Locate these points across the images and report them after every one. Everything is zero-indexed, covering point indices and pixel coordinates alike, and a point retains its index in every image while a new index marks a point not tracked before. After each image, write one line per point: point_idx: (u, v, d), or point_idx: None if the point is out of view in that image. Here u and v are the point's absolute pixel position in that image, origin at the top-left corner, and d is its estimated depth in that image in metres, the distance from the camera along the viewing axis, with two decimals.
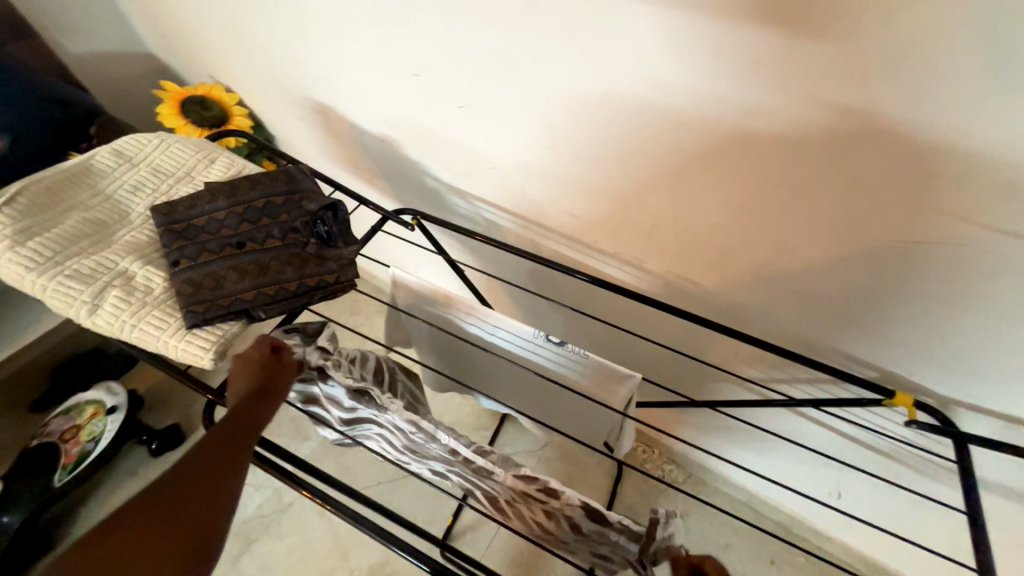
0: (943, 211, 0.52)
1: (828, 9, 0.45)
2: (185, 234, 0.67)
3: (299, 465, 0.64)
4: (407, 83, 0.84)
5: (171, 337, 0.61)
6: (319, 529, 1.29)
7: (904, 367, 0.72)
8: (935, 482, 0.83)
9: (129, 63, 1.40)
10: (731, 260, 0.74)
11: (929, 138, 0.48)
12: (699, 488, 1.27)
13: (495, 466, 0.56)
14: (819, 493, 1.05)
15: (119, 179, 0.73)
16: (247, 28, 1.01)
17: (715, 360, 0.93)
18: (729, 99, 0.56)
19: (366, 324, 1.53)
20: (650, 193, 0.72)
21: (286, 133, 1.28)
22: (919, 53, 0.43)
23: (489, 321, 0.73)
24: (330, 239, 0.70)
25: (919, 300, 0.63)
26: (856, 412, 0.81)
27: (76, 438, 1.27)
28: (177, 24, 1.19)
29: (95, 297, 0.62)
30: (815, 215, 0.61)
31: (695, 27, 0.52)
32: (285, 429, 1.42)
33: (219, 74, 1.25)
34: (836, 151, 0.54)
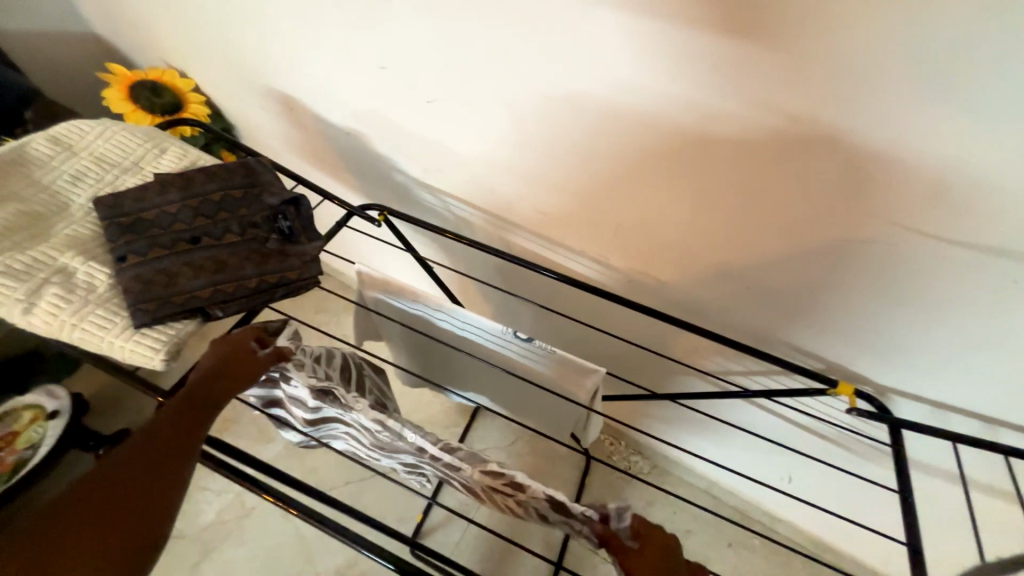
0: (880, 213, 0.56)
1: (778, 19, 0.47)
2: (133, 228, 0.64)
3: (261, 468, 0.62)
4: (373, 76, 0.82)
5: (117, 338, 0.58)
6: (284, 532, 1.26)
7: (847, 358, 0.77)
8: (874, 464, 0.90)
9: (69, 42, 1.30)
10: (691, 257, 0.77)
11: (867, 145, 0.51)
12: (663, 478, 1.32)
13: (463, 463, 0.56)
14: (772, 479, 1.11)
15: (57, 169, 0.68)
16: (201, 11, 0.96)
17: (677, 354, 0.96)
18: (688, 102, 0.58)
19: (332, 321, 1.49)
20: (615, 192, 0.74)
21: (246, 123, 1.23)
22: (860, 65, 0.46)
23: (458, 318, 0.73)
24: (292, 235, 0.68)
25: (859, 296, 0.68)
26: (805, 402, 0.87)
27: (12, 446, 1.20)
28: (124, 3, 1.11)
29: (30, 295, 0.58)
30: (768, 215, 0.64)
31: (657, 31, 0.53)
32: (247, 431, 1.37)
33: (171, 59, 1.18)
34: (787, 155, 0.56)
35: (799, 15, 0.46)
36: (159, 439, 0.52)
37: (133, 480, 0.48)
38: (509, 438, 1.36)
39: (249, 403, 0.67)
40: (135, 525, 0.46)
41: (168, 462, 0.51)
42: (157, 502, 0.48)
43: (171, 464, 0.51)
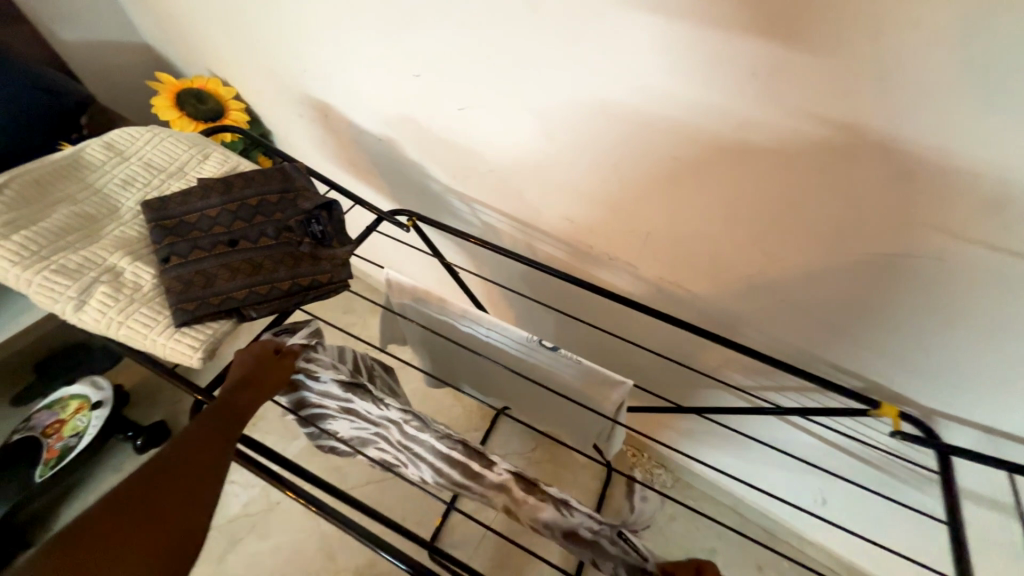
0: (931, 226, 0.53)
1: (822, 25, 0.45)
2: (177, 230, 0.66)
3: (286, 465, 0.64)
4: (408, 85, 0.84)
5: (159, 336, 0.60)
6: (306, 528, 1.28)
7: (889, 378, 0.74)
8: (916, 491, 0.85)
9: (126, 54, 1.39)
10: (723, 268, 0.75)
11: (915, 154, 0.49)
12: (687, 493, 1.28)
13: (493, 459, 0.58)
14: (804, 500, 1.06)
15: (109, 173, 0.72)
16: (246, 25, 1.01)
17: (705, 367, 0.94)
18: (724, 109, 0.56)
19: (358, 323, 1.52)
20: (645, 201, 0.73)
21: (283, 131, 1.27)
22: (911, 71, 0.44)
23: (482, 325, 0.73)
24: (324, 239, 0.70)
25: (905, 312, 0.64)
26: (843, 422, 0.82)
27: (59, 433, 1.25)
28: (176, 17, 1.18)
29: (82, 293, 0.61)
30: (807, 226, 0.62)
31: (693, 38, 0.52)
32: (274, 427, 1.41)
33: (217, 68, 1.24)
34: (828, 165, 0.54)
35: (847, 17, 0.44)
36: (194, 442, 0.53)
37: (175, 479, 0.50)
38: (529, 445, 1.35)
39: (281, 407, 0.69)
40: (176, 524, 0.47)
41: (205, 462, 0.52)
42: (198, 501, 0.49)
43: (209, 464, 0.52)
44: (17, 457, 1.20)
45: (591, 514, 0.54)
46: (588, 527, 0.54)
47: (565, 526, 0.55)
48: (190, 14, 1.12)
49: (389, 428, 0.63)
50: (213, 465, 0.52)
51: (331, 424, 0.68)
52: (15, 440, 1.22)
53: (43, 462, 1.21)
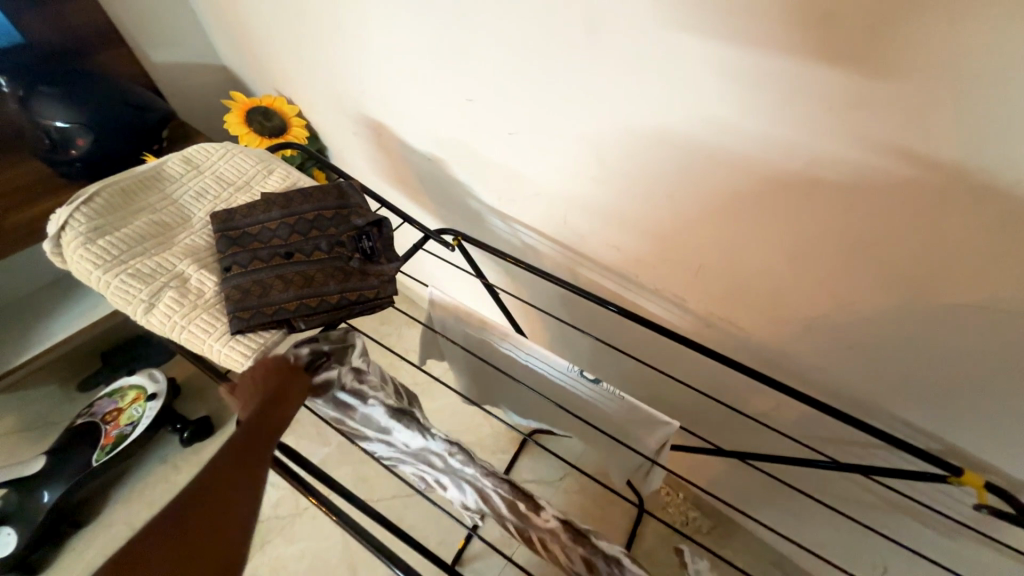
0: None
1: (908, 59, 0.43)
2: (240, 241, 0.70)
3: (314, 474, 0.64)
4: (462, 108, 0.86)
5: (216, 341, 0.63)
6: (331, 537, 1.29)
7: (970, 441, 0.66)
8: (998, 572, 0.75)
9: (206, 74, 1.51)
10: (779, 304, 0.70)
11: (1014, 200, 0.44)
12: (725, 542, 1.20)
13: (541, 503, 0.56)
14: (860, 566, 0.97)
15: (185, 185, 0.78)
16: (315, 49, 1.08)
17: (753, 409, 0.88)
18: (791, 143, 0.54)
19: (395, 335, 1.55)
20: (697, 233, 0.70)
21: (339, 147, 1.34)
22: (1012, 110, 0.40)
23: (522, 350, 0.72)
24: (373, 255, 0.72)
25: (993, 371, 0.58)
26: (913, 485, 0.74)
27: (116, 420, 1.33)
28: (253, 41, 1.27)
29: (152, 297, 0.65)
30: (878, 270, 0.57)
31: (761, 70, 0.51)
32: (308, 431, 1.44)
33: (284, 88, 1.33)
34: (906, 205, 0.50)
35: (941, 49, 0.41)
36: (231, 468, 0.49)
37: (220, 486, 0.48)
38: (557, 473, 1.31)
39: (323, 426, 0.70)
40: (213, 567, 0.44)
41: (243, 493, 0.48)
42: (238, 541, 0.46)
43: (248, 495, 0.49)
44: (78, 439, 1.29)
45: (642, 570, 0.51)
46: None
47: None
48: (266, 38, 1.21)
49: (430, 457, 0.63)
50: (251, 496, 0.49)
51: (373, 444, 0.68)
52: (80, 423, 1.31)
53: (100, 446, 1.28)
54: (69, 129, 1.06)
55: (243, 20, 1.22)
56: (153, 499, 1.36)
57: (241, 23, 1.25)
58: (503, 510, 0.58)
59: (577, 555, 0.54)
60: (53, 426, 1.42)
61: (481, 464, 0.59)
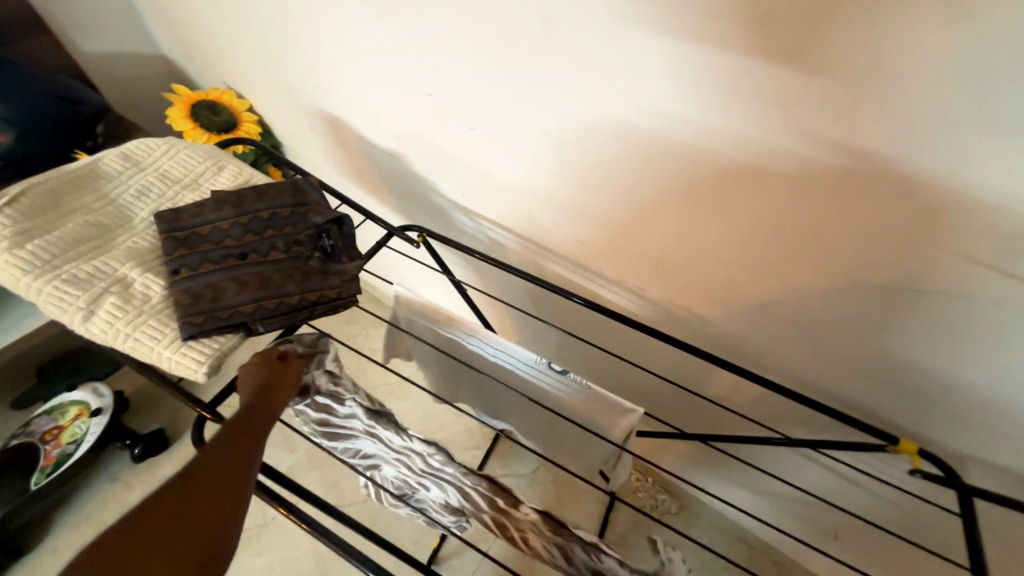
0: (951, 258, 0.52)
1: (842, 57, 0.45)
2: (188, 242, 0.66)
3: (280, 483, 0.62)
4: (421, 102, 0.85)
5: (165, 349, 0.59)
6: (301, 545, 1.26)
7: (906, 413, 0.72)
8: (932, 530, 0.82)
9: (145, 66, 1.41)
10: (734, 292, 0.74)
11: (938, 189, 0.48)
12: (692, 521, 1.25)
13: (520, 498, 0.55)
14: (814, 534, 1.04)
15: (124, 184, 0.73)
16: (263, 40, 1.03)
17: (713, 394, 0.92)
18: (741, 136, 0.56)
19: (361, 336, 1.51)
20: (656, 225, 0.72)
21: (295, 143, 1.29)
22: (933, 106, 0.44)
23: (490, 345, 0.72)
24: (334, 253, 0.70)
25: (924, 348, 0.62)
26: (858, 457, 0.80)
27: (57, 439, 1.24)
28: (195, 31, 1.20)
29: (91, 304, 0.61)
30: (821, 257, 0.61)
31: (711, 66, 0.53)
32: (272, 439, 1.39)
33: (232, 81, 1.26)
34: (845, 197, 0.54)
35: (870, 48, 0.44)
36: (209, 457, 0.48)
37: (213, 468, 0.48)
38: (531, 466, 1.32)
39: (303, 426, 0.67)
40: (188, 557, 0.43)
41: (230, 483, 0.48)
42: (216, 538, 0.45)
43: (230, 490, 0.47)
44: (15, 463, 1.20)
45: (622, 562, 0.52)
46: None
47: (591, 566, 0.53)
48: (209, 27, 1.14)
49: (414, 458, 0.61)
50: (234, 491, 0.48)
51: (356, 441, 0.66)
52: (16, 445, 1.22)
53: (39, 469, 1.19)
54: None
55: (184, 7, 1.15)
56: (104, 520, 1.27)
57: (181, 11, 1.17)
58: (485, 508, 0.57)
59: (558, 545, 0.54)
60: None
61: (463, 466, 0.57)
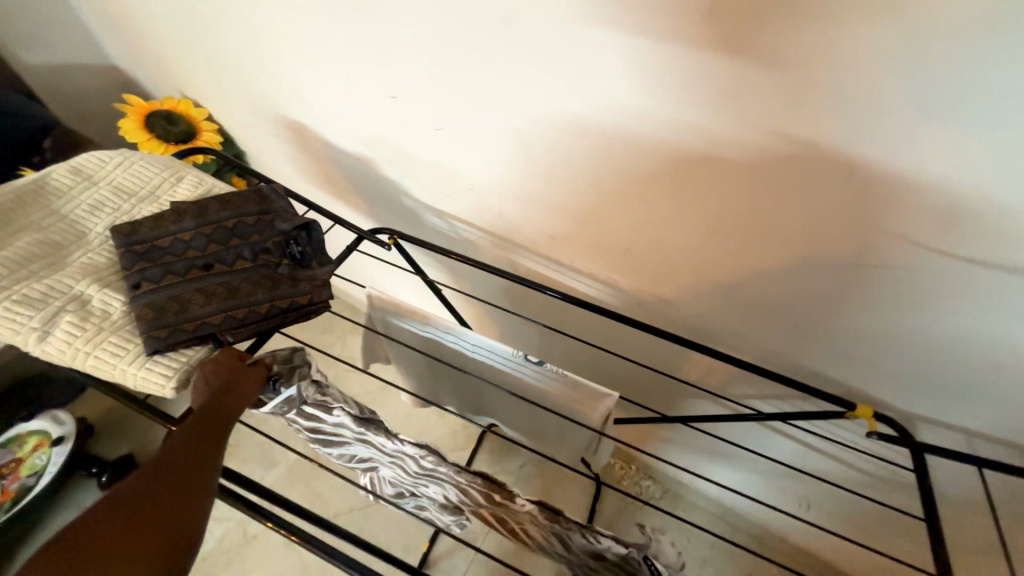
0: (891, 232, 0.56)
1: (779, 47, 0.48)
2: (148, 255, 0.64)
3: (263, 494, 0.61)
4: (384, 104, 0.84)
5: (129, 365, 0.58)
6: (287, 561, 1.23)
7: (863, 381, 0.76)
8: (894, 490, 0.87)
9: (92, 76, 1.36)
10: (699, 277, 0.77)
11: (872, 169, 0.52)
12: (676, 504, 1.28)
13: (515, 491, 0.55)
14: (789, 505, 1.08)
15: (76, 199, 0.70)
16: (218, 46, 1.00)
17: (687, 376, 0.95)
18: (694, 126, 0.59)
19: (338, 344, 1.49)
20: (621, 214, 0.74)
21: (258, 151, 1.26)
22: (866, 90, 0.47)
23: (469, 340, 0.72)
24: (304, 259, 0.69)
25: (874, 318, 0.67)
26: (823, 425, 0.85)
27: (15, 473, 1.17)
28: (145, 38, 1.16)
29: (46, 324, 0.58)
30: (775, 238, 0.65)
31: (661, 60, 0.55)
32: (251, 455, 1.36)
33: (188, 90, 1.22)
34: (792, 180, 0.57)
35: (804, 39, 0.47)
36: (156, 475, 0.47)
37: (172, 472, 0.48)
38: (517, 462, 1.33)
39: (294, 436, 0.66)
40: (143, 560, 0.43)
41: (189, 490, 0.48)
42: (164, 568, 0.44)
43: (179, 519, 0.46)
44: None
45: (619, 540, 0.53)
46: (618, 553, 0.52)
47: (589, 549, 0.54)
48: (160, 35, 1.10)
49: (405, 462, 0.60)
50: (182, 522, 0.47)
51: (346, 449, 0.65)
52: None
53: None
54: None
55: (131, 14, 1.11)
56: None
57: (129, 18, 1.13)
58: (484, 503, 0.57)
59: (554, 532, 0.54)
60: None
61: (454, 464, 0.56)
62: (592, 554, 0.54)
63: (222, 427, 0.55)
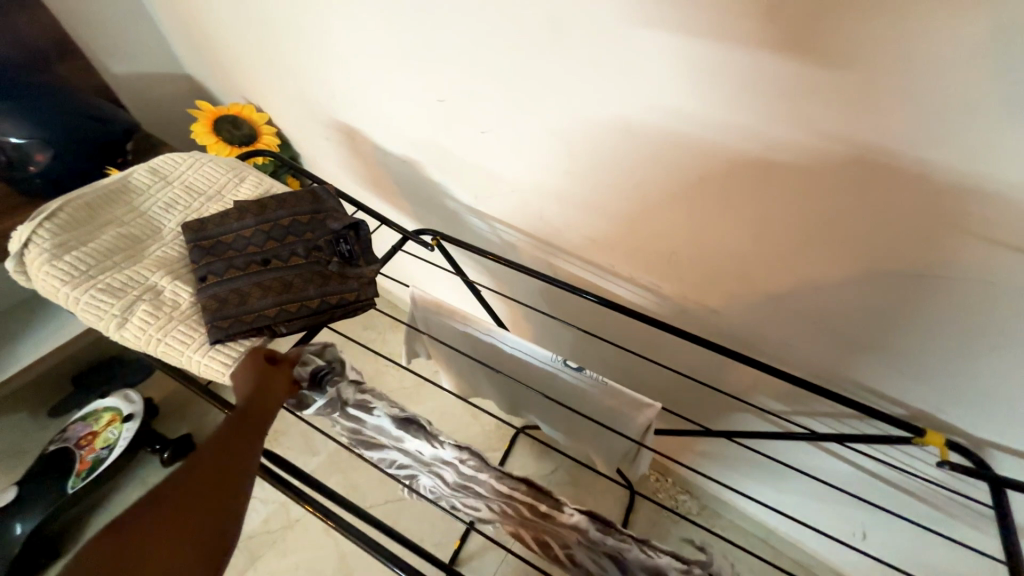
0: (974, 247, 0.51)
1: (847, 47, 0.45)
2: (213, 250, 0.69)
3: (307, 481, 0.63)
4: (432, 109, 0.86)
5: (194, 352, 0.62)
6: (324, 547, 1.28)
7: (931, 405, 0.70)
8: (965, 526, 0.80)
9: (169, 85, 1.47)
10: (751, 287, 0.73)
11: (950, 178, 0.47)
12: (714, 521, 1.23)
13: (563, 501, 0.55)
14: (842, 533, 1.01)
15: (154, 197, 0.76)
16: (280, 55, 1.06)
17: (731, 389, 0.91)
18: (748, 130, 0.56)
19: (379, 340, 1.54)
20: (667, 219, 0.72)
21: (312, 154, 1.32)
22: (948, 91, 0.43)
23: (506, 342, 0.73)
24: (352, 258, 0.72)
25: (948, 337, 0.61)
26: (883, 449, 0.79)
27: (91, 445, 1.26)
28: (215, 49, 1.25)
29: (125, 311, 0.64)
30: (836, 247, 0.60)
31: (716, 61, 0.53)
32: (296, 443, 1.42)
33: (251, 96, 1.31)
34: (857, 187, 0.53)
35: (875, 39, 0.44)
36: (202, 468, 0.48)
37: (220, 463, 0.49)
38: (549, 467, 1.32)
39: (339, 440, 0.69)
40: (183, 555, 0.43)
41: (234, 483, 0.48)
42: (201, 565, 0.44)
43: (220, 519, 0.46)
44: (51, 466, 1.23)
45: (676, 556, 0.52)
46: (678, 570, 0.52)
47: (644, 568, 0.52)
48: (229, 45, 1.18)
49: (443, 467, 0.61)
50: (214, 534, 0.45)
51: (388, 453, 0.66)
52: (51, 450, 1.24)
53: (75, 473, 1.22)
54: (26, 145, 1.03)
55: (205, 27, 1.20)
56: None
57: (203, 30, 1.22)
58: (531, 519, 0.57)
59: (603, 551, 0.54)
60: (22, 456, 1.35)
61: (495, 470, 0.57)
62: (649, 573, 0.52)
63: (266, 418, 0.56)
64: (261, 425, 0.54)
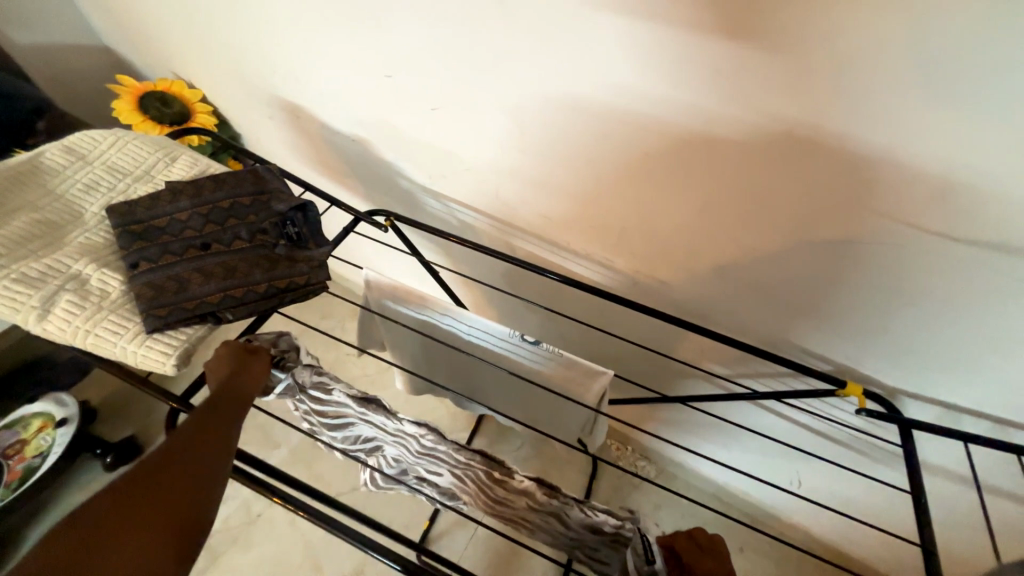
0: (888, 213, 0.56)
1: (776, 25, 0.48)
2: (146, 235, 0.65)
3: (271, 472, 0.62)
4: (382, 84, 0.83)
5: (130, 343, 0.58)
6: (290, 538, 1.26)
7: (854, 360, 0.77)
8: (882, 466, 0.89)
9: (84, 58, 1.33)
10: (698, 259, 0.77)
11: (866, 150, 0.52)
12: (670, 482, 1.31)
13: (513, 469, 0.58)
14: (781, 482, 1.11)
15: (71, 178, 0.70)
16: (210, 24, 0.98)
17: (682, 357, 0.96)
18: (690, 106, 0.58)
19: (338, 328, 1.50)
20: (618, 194, 0.74)
21: (254, 133, 1.24)
22: (863, 69, 0.46)
23: (464, 320, 0.73)
24: (300, 240, 0.69)
25: (867, 297, 0.67)
26: (814, 403, 0.86)
27: (20, 454, 1.19)
28: (135, 17, 1.13)
29: (45, 303, 0.58)
30: (772, 217, 0.64)
31: (657, 37, 0.54)
32: (254, 437, 1.38)
33: (181, 70, 1.20)
34: (788, 160, 0.57)
35: (799, 16, 0.46)
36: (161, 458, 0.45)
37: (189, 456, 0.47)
38: (515, 443, 1.36)
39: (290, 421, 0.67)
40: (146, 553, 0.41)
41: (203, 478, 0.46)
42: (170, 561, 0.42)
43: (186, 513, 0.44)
44: None
45: (613, 513, 0.55)
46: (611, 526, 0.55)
47: (583, 524, 0.56)
48: (150, 13, 1.08)
49: (404, 442, 0.62)
50: (175, 558, 0.42)
51: (344, 433, 0.66)
52: None
53: (4, 484, 1.14)
54: None
55: None
56: None
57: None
58: (485, 485, 0.59)
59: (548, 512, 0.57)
60: None
61: (454, 442, 0.59)
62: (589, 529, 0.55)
63: (238, 407, 0.54)
64: (233, 414, 0.53)
